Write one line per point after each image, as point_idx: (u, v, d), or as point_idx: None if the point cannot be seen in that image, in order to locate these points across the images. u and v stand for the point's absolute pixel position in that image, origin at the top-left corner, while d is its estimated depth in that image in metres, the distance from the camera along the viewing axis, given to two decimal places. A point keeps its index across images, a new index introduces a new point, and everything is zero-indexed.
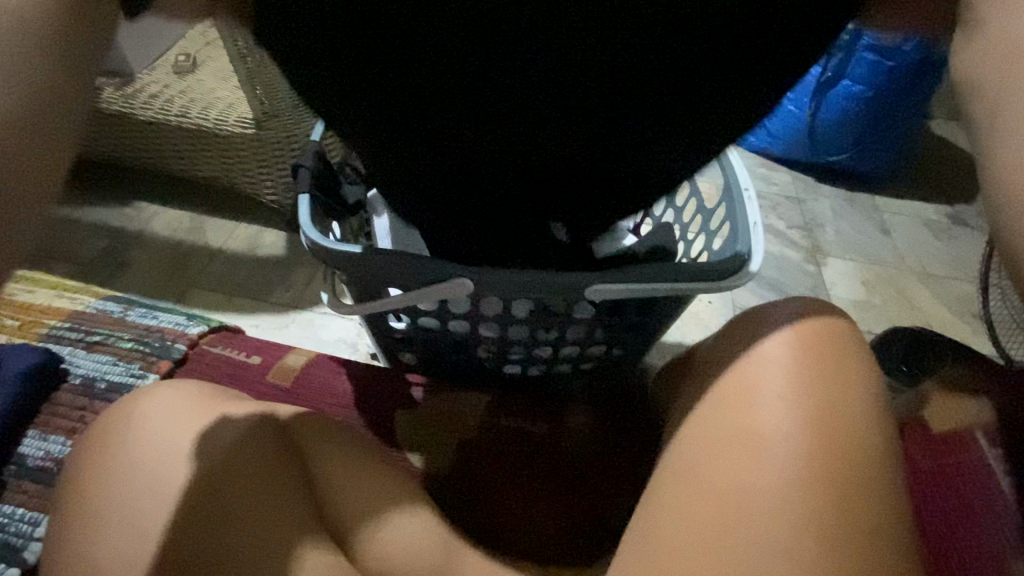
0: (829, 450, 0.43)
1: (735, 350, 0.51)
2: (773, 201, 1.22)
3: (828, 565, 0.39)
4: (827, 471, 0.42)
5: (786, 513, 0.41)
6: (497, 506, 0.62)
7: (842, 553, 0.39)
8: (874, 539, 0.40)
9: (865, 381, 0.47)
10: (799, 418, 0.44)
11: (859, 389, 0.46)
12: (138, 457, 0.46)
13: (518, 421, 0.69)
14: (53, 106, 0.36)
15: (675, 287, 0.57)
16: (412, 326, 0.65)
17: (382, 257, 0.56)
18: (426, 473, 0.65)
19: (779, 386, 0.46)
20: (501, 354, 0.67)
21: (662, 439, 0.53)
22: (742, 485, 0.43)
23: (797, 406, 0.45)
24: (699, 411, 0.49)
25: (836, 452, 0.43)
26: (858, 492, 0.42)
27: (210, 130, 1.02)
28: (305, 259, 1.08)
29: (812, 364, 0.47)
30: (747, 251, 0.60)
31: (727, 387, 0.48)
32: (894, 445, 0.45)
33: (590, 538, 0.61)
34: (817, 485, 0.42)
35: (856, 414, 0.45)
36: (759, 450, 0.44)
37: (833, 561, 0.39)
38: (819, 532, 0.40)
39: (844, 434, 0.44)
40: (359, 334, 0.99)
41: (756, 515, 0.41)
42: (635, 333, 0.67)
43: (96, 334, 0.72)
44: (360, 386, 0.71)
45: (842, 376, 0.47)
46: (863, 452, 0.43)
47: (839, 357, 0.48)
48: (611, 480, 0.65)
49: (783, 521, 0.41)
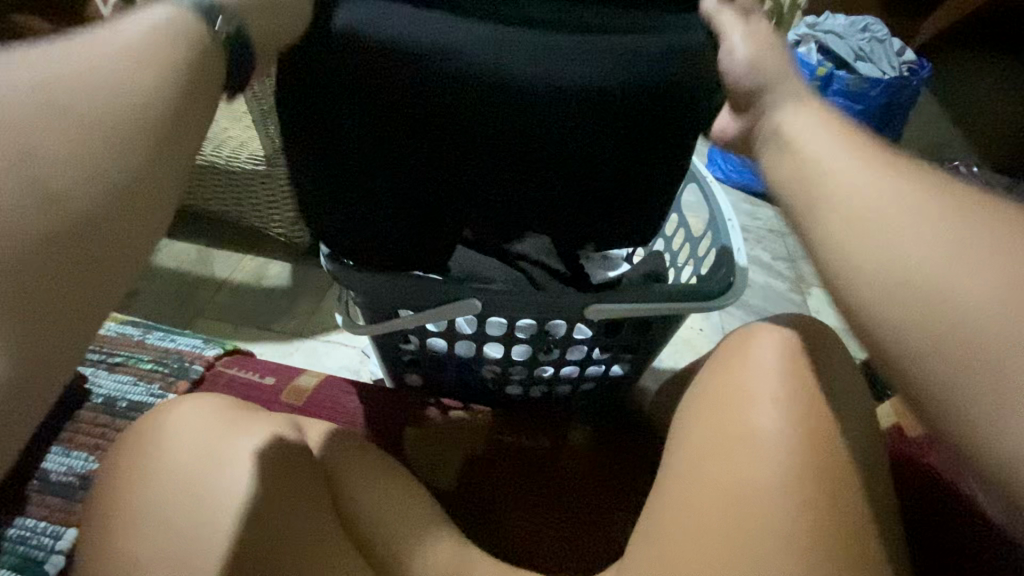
0: (814, 448, 0.47)
1: (729, 362, 0.55)
2: (757, 233, 1.28)
3: (820, 557, 0.43)
4: (818, 470, 0.46)
5: (779, 509, 0.45)
6: (505, 519, 0.65)
7: (831, 546, 0.43)
8: (859, 532, 0.44)
9: (846, 391, 0.51)
10: (790, 421, 0.48)
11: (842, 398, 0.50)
12: (174, 465, 0.49)
13: (522, 438, 0.72)
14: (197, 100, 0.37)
15: (668, 307, 0.62)
16: (420, 346, 0.69)
17: (395, 280, 0.61)
18: (435, 489, 0.67)
19: (774, 391, 0.50)
20: (504, 374, 0.71)
21: (665, 448, 0.57)
22: (739, 482, 0.47)
23: (790, 409, 0.49)
24: (699, 418, 0.53)
25: (822, 451, 0.46)
26: (842, 491, 0.45)
27: (223, 166, 1.07)
28: (311, 288, 1.11)
29: (804, 372, 0.51)
30: (732, 274, 0.65)
31: (724, 395, 0.52)
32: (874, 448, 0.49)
33: (595, 549, 0.63)
34: (807, 482, 0.45)
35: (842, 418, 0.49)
36: (753, 450, 0.48)
37: (823, 553, 0.43)
38: (809, 525, 0.44)
39: (830, 435, 0.47)
40: (362, 361, 1.02)
41: (753, 510, 0.45)
42: (632, 353, 0.71)
43: (117, 356, 0.75)
44: (369, 406, 0.74)
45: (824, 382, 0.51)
46: (848, 452, 0.47)
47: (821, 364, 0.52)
48: (614, 493, 0.68)
49: (777, 515, 0.44)
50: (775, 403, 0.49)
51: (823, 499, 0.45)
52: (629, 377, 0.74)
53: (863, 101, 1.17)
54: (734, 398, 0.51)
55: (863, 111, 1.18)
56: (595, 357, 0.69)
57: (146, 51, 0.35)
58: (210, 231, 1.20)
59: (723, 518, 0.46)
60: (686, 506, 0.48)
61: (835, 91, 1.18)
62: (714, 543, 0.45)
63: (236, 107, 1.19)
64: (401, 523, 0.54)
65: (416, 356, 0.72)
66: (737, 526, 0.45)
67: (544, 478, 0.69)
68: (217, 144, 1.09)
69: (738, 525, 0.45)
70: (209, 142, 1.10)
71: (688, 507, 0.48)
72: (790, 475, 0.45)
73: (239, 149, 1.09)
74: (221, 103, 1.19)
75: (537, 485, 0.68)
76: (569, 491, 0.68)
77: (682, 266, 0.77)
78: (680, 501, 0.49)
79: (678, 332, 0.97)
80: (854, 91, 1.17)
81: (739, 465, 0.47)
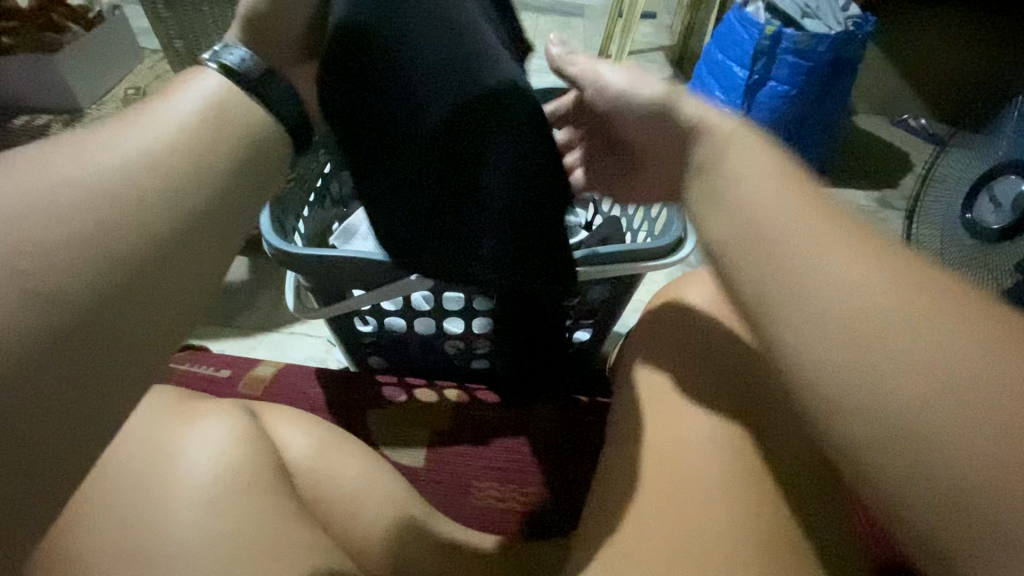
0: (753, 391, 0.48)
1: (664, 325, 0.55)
2: None
3: (783, 529, 0.42)
4: (751, 436, 0.46)
5: (731, 494, 0.44)
6: (477, 490, 0.66)
7: (785, 511, 0.43)
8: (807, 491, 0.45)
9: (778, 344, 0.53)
10: (722, 381, 0.49)
11: None
12: (119, 460, 0.47)
13: (488, 409, 0.72)
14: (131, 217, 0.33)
15: (623, 266, 0.62)
16: (379, 327, 0.69)
17: (342, 260, 0.60)
18: (404, 464, 0.67)
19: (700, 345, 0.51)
20: (467, 349, 0.71)
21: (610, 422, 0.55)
22: (687, 476, 0.45)
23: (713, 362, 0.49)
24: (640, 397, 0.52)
25: (757, 389, 0.48)
26: (780, 451, 0.46)
27: None
28: (268, 281, 1.08)
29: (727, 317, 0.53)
30: (684, 233, 0.64)
31: (664, 360, 0.52)
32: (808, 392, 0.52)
33: (566, 510, 0.65)
34: (745, 455, 0.45)
35: None
36: (688, 435, 0.47)
37: (784, 524, 0.43)
38: (762, 498, 0.43)
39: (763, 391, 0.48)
40: (329, 350, 1.00)
41: (710, 511, 0.43)
42: (595, 319, 0.71)
43: None
44: (330, 390, 0.73)
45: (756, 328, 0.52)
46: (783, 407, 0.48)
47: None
48: (579, 453, 0.69)
49: (727, 502, 0.43)
50: (720, 360, 0.50)
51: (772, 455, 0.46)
52: (593, 345, 0.75)
53: (811, 58, 1.18)
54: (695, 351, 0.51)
55: (811, 68, 1.19)
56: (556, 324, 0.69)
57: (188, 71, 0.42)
58: None
59: (680, 522, 0.43)
60: (640, 513, 0.45)
61: (784, 49, 1.19)
62: (678, 543, 0.42)
63: None
64: (362, 505, 0.53)
65: (376, 337, 0.71)
66: (698, 530, 0.42)
67: (511, 446, 0.69)
68: None
69: (701, 527, 0.42)
70: None
71: (642, 510, 0.45)
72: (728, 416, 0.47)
73: None
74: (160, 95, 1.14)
75: (502, 457, 0.68)
76: (533, 461, 0.68)
77: (636, 228, 0.76)
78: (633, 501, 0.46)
79: (641, 298, 0.98)
80: (802, 47, 1.18)
81: (689, 433, 0.47)
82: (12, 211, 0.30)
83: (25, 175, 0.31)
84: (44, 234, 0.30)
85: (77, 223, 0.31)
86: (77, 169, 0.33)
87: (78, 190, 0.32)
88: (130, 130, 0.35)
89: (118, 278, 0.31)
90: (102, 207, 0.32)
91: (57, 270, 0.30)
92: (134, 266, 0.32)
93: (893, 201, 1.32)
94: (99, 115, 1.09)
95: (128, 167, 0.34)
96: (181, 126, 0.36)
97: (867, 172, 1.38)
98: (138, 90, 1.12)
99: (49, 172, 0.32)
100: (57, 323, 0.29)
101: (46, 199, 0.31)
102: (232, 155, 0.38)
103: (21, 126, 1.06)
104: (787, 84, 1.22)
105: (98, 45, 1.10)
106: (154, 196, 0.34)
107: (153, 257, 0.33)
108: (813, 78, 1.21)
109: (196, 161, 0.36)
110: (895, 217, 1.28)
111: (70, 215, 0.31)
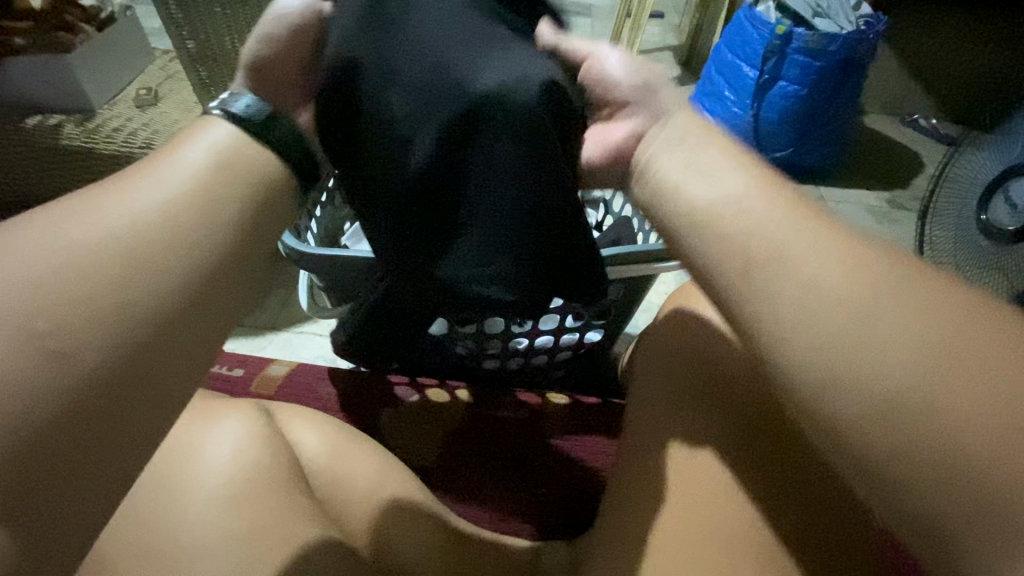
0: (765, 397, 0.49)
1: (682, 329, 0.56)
2: None
3: (802, 535, 0.43)
4: (770, 442, 0.47)
5: (751, 499, 0.44)
6: (491, 491, 0.66)
7: (805, 517, 0.44)
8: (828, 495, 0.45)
9: None
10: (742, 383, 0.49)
11: None
12: None
13: (500, 410, 0.72)
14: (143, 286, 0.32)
15: (637, 267, 0.62)
16: (390, 327, 0.69)
17: (355, 260, 0.60)
18: (416, 464, 0.67)
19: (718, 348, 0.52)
20: (478, 350, 0.71)
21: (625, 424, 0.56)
22: (707, 481, 0.45)
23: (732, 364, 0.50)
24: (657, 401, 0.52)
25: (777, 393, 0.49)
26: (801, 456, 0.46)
27: None
28: (278, 280, 1.09)
29: None
30: None
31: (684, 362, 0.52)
32: None
33: (580, 511, 0.65)
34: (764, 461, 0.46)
35: None
36: (708, 441, 0.47)
37: (804, 530, 0.43)
38: (783, 505, 0.44)
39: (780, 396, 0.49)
40: (339, 350, 1.00)
41: (732, 516, 0.44)
42: (607, 319, 0.71)
43: None
44: (342, 390, 0.73)
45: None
46: None
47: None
48: (592, 454, 0.69)
49: (748, 507, 0.44)
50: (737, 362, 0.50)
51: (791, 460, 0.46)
52: (605, 346, 0.74)
53: (823, 58, 1.18)
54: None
55: (822, 67, 1.18)
56: (569, 325, 0.69)
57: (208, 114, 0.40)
58: None
59: (702, 528, 0.44)
60: (660, 518, 0.46)
61: (795, 48, 1.18)
62: (698, 548, 0.43)
63: (188, 98, 1.14)
64: (377, 506, 0.54)
65: None
66: (721, 536, 0.43)
67: (524, 447, 0.69)
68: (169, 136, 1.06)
69: (723, 533, 0.43)
70: (161, 134, 1.06)
71: (662, 514, 0.46)
72: (739, 415, 0.48)
73: None
74: (171, 94, 1.14)
75: (510, 456, 0.68)
76: (544, 462, 0.68)
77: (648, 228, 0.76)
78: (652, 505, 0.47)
79: (651, 298, 0.98)
80: (813, 47, 1.17)
81: (708, 436, 0.47)
82: (65, 258, 0.31)
83: (71, 221, 0.32)
84: (92, 278, 0.31)
85: (119, 268, 0.32)
86: (116, 214, 0.33)
87: (121, 234, 0.33)
88: (163, 172, 0.36)
89: (127, 345, 0.31)
90: (149, 244, 0.33)
91: (113, 311, 0.31)
92: (147, 335, 0.32)
93: (905, 202, 1.31)
94: (110, 115, 1.09)
95: (165, 208, 0.34)
96: (194, 190, 0.36)
97: (878, 172, 1.37)
98: (148, 90, 1.13)
99: (90, 216, 0.33)
100: (117, 360, 0.31)
101: (91, 243, 0.32)
102: (249, 202, 0.37)
103: (34, 125, 1.07)
104: (798, 84, 1.21)
105: (111, 44, 1.10)
106: (170, 262, 0.33)
107: (189, 304, 0.34)
108: (823, 77, 1.20)
109: (217, 210, 0.36)
110: (907, 218, 1.27)
111: (111, 259, 0.32)
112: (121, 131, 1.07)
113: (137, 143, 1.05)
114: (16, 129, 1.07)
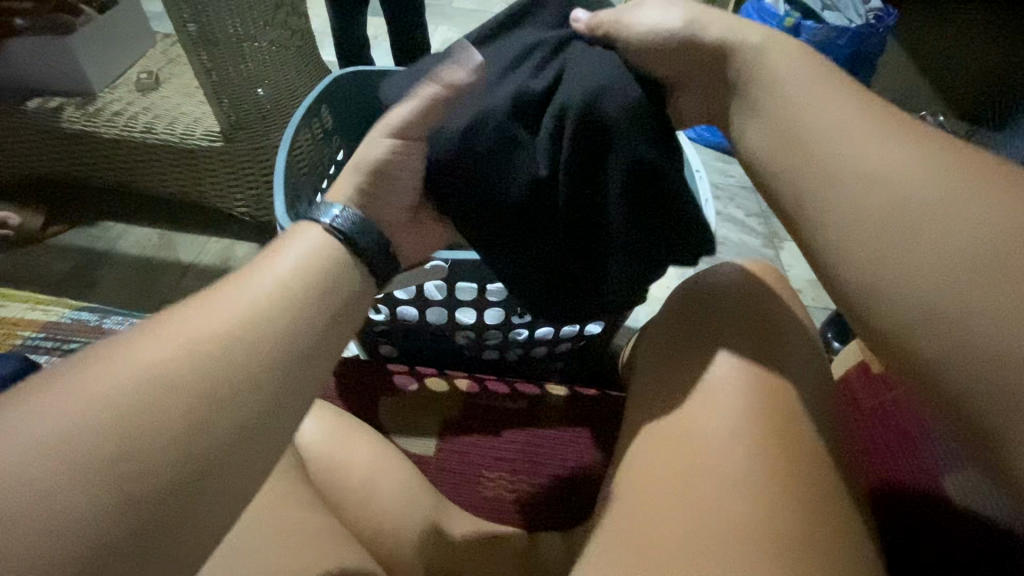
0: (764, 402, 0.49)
1: (687, 330, 0.56)
2: (729, 192, 1.28)
3: (804, 528, 0.42)
4: (770, 434, 0.47)
5: (751, 489, 0.44)
6: (489, 480, 0.66)
7: (804, 510, 0.43)
8: (833, 492, 0.45)
9: (793, 345, 0.53)
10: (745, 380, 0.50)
11: (786, 349, 0.53)
12: None
13: (500, 400, 0.72)
14: (213, 417, 0.30)
15: None
16: (391, 316, 0.69)
17: None
18: (415, 452, 0.67)
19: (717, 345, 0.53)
20: (479, 341, 0.71)
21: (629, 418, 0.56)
22: (708, 469, 0.46)
23: (732, 360, 0.51)
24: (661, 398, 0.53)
25: (778, 392, 0.50)
26: (799, 452, 0.46)
27: (177, 144, 1.04)
28: None
29: (743, 317, 0.55)
30: (700, 227, 0.64)
31: (686, 359, 0.53)
32: (820, 389, 0.52)
33: (578, 501, 0.65)
34: (762, 452, 0.46)
35: (798, 373, 0.51)
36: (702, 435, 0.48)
37: (806, 522, 0.43)
38: (782, 495, 0.44)
39: (779, 391, 0.49)
40: None
41: (735, 515, 0.43)
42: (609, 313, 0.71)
43: (73, 343, 0.75)
44: (342, 378, 0.73)
45: (773, 335, 0.53)
46: (796, 407, 0.49)
47: (775, 317, 0.54)
48: (590, 445, 0.69)
49: (746, 498, 0.44)
50: (736, 361, 0.51)
51: (794, 455, 0.46)
52: (605, 338, 0.74)
53: (832, 52, 1.17)
54: (710, 361, 0.52)
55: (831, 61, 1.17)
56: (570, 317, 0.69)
57: (306, 244, 0.40)
58: (170, 216, 1.16)
59: (703, 523, 0.43)
60: (659, 510, 0.45)
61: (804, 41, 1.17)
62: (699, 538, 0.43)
63: (188, 81, 1.13)
64: (376, 492, 0.54)
65: (389, 325, 0.71)
66: (716, 528, 0.43)
67: (524, 438, 0.69)
68: (170, 120, 1.05)
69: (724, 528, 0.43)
70: (162, 119, 1.06)
71: (661, 505, 0.46)
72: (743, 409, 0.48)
73: (193, 125, 1.05)
74: (172, 78, 1.13)
75: (512, 448, 0.68)
76: (542, 453, 0.68)
77: None
78: (652, 500, 0.46)
79: (652, 291, 0.97)
80: (822, 40, 1.16)
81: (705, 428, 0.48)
82: (129, 402, 0.28)
83: (140, 350, 0.31)
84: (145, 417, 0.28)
85: (190, 394, 0.30)
86: (183, 338, 0.32)
87: (200, 356, 0.31)
88: (228, 296, 0.35)
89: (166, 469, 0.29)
90: (211, 374, 0.31)
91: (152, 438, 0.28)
92: (201, 467, 0.29)
93: None
94: (111, 99, 1.08)
95: (241, 324, 0.33)
96: (274, 300, 0.35)
97: None
98: (149, 74, 1.11)
99: (142, 353, 0.31)
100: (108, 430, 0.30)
101: (147, 377, 0.29)
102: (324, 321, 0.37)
103: (33, 107, 1.05)
104: None
105: (112, 26, 1.09)
106: (242, 388, 0.32)
107: (244, 436, 0.31)
108: None
109: (288, 336, 0.34)
110: None
111: (178, 401, 0.29)
112: (121, 114, 1.06)
113: (138, 127, 1.05)
114: (15, 111, 1.06)
